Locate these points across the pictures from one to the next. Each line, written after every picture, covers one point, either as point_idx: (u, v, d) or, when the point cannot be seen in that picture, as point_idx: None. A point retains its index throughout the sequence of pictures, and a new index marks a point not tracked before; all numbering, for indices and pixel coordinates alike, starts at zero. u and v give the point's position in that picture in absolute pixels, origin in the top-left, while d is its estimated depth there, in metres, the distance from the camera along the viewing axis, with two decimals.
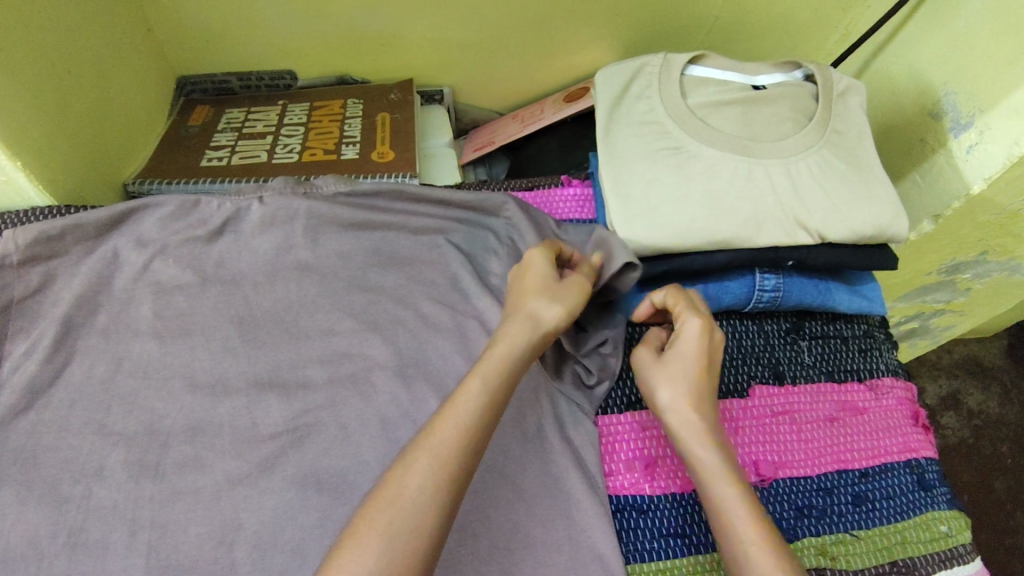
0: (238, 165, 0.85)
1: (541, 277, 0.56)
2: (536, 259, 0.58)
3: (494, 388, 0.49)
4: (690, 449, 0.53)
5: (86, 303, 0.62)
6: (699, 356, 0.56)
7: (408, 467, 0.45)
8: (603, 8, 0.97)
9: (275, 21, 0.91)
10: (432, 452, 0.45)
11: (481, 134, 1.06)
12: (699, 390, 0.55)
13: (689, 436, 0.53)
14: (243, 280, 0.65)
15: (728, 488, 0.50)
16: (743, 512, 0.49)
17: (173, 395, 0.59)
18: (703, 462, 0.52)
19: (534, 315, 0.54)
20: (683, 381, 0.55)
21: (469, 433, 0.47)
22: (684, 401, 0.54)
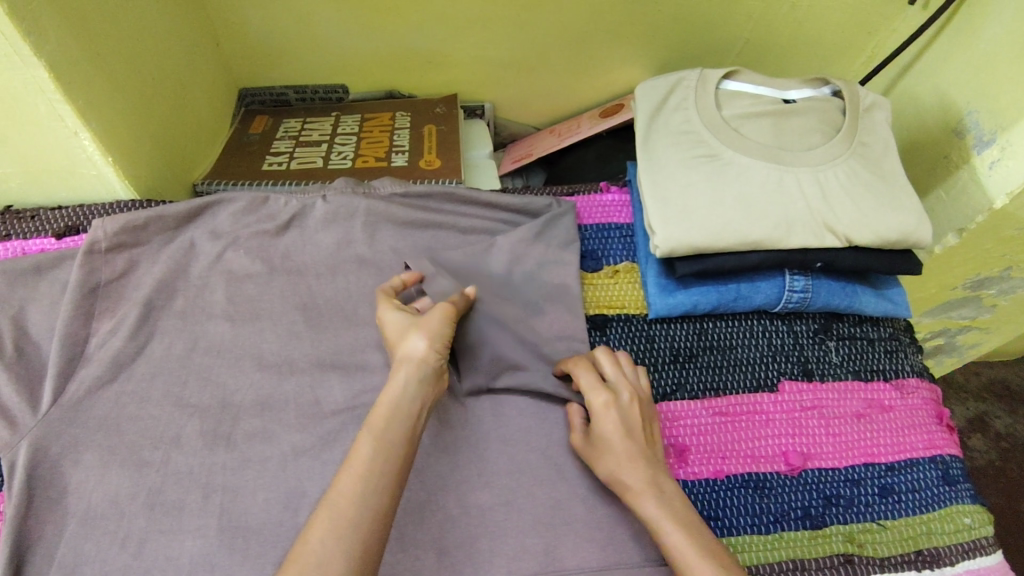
0: (297, 169, 0.91)
1: (404, 323, 0.58)
2: (391, 320, 0.59)
3: (385, 417, 0.50)
4: (634, 504, 0.54)
5: (165, 287, 0.67)
6: (616, 426, 0.58)
7: (313, 523, 0.44)
8: (638, 29, 1.03)
9: (332, 37, 0.98)
10: (333, 507, 0.45)
11: (520, 147, 1.12)
12: (626, 454, 0.56)
13: (629, 494, 0.55)
14: (307, 271, 0.70)
15: (674, 532, 0.51)
16: (689, 550, 0.49)
17: (243, 372, 0.64)
18: (648, 513, 0.53)
19: (404, 341, 0.56)
20: (610, 458, 0.57)
21: (371, 488, 0.46)
22: (614, 467, 0.56)
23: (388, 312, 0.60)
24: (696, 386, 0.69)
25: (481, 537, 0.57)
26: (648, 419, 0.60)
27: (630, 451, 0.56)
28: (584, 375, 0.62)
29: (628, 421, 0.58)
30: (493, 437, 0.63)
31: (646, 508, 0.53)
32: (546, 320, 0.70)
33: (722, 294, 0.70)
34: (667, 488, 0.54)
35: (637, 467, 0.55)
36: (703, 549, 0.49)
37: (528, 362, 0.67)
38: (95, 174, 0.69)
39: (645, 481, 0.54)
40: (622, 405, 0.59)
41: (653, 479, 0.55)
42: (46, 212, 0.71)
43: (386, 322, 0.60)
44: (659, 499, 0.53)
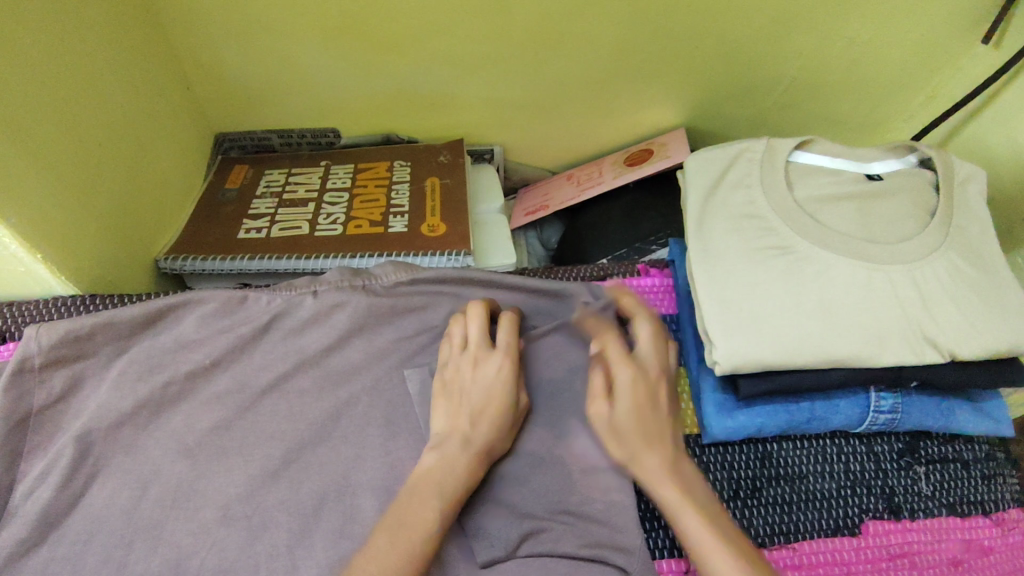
0: (277, 238, 0.78)
1: (503, 394, 0.55)
2: (483, 376, 0.55)
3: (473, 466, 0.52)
4: (650, 481, 0.52)
5: (112, 413, 0.54)
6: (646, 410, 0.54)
7: None
8: (670, 65, 0.89)
9: (321, 80, 0.85)
10: None
11: (532, 197, 0.98)
12: (647, 434, 0.53)
13: (643, 470, 0.52)
14: (287, 386, 0.58)
15: (693, 517, 0.48)
16: (708, 539, 0.47)
17: (203, 528, 0.52)
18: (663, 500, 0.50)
19: (496, 413, 0.54)
20: (633, 436, 0.53)
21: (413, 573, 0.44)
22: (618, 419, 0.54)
23: (495, 360, 0.56)
24: (761, 530, 0.57)
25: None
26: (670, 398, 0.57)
27: (661, 436, 0.53)
28: (615, 345, 0.58)
29: (654, 397, 0.55)
30: None
31: (681, 517, 0.49)
32: (576, 447, 0.58)
33: (793, 417, 0.58)
34: (688, 475, 0.52)
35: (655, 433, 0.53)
36: (720, 535, 0.47)
37: (555, 506, 0.55)
38: (24, 270, 0.57)
39: (665, 454, 0.52)
40: (648, 380, 0.55)
41: (673, 463, 0.52)
42: None
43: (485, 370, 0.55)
44: (677, 483, 0.51)
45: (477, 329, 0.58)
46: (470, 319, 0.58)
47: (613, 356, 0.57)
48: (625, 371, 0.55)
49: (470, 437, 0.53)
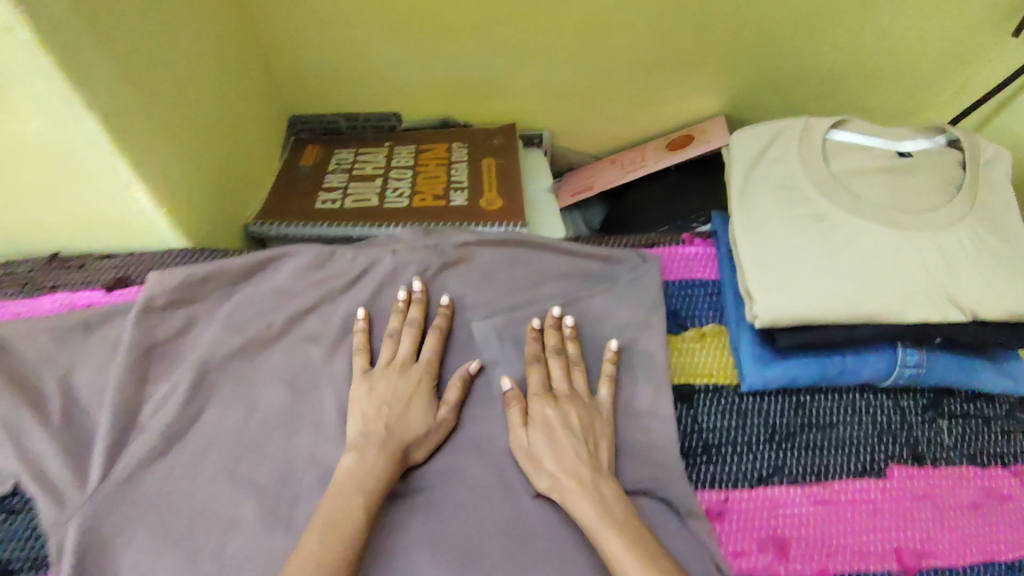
0: (351, 209, 0.86)
1: (421, 395, 0.60)
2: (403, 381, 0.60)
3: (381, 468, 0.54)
4: (571, 508, 0.53)
5: (223, 349, 0.62)
6: (567, 452, 0.56)
7: None
8: (712, 56, 0.95)
9: (389, 66, 0.93)
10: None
11: (578, 179, 1.06)
12: (557, 455, 0.56)
13: (564, 498, 0.54)
14: (370, 332, 0.66)
15: (614, 540, 0.50)
16: (625, 557, 0.49)
17: (303, 446, 0.59)
18: (586, 519, 0.52)
19: (404, 415, 0.58)
20: (542, 455, 0.56)
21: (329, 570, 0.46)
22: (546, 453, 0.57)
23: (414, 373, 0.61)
24: (795, 469, 0.63)
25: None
26: (592, 424, 0.59)
27: (576, 464, 0.55)
28: (535, 375, 0.61)
29: (568, 421, 0.58)
30: None
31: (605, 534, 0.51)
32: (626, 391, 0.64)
33: (825, 369, 0.64)
34: (607, 494, 0.54)
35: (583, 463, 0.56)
36: (634, 549, 0.49)
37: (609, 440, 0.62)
38: (146, 225, 0.65)
39: (591, 477, 0.55)
40: (562, 411, 0.59)
41: (591, 485, 0.54)
42: (96, 263, 0.67)
43: (405, 375, 0.61)
44: (594, 501, 0.53)
45: (405, 345, 0.63)
46: (395, 330, 0.64)
47: (531, 394, 0.60)
48: (539, 404, 0.59)
49: (387, 438, 0.56)
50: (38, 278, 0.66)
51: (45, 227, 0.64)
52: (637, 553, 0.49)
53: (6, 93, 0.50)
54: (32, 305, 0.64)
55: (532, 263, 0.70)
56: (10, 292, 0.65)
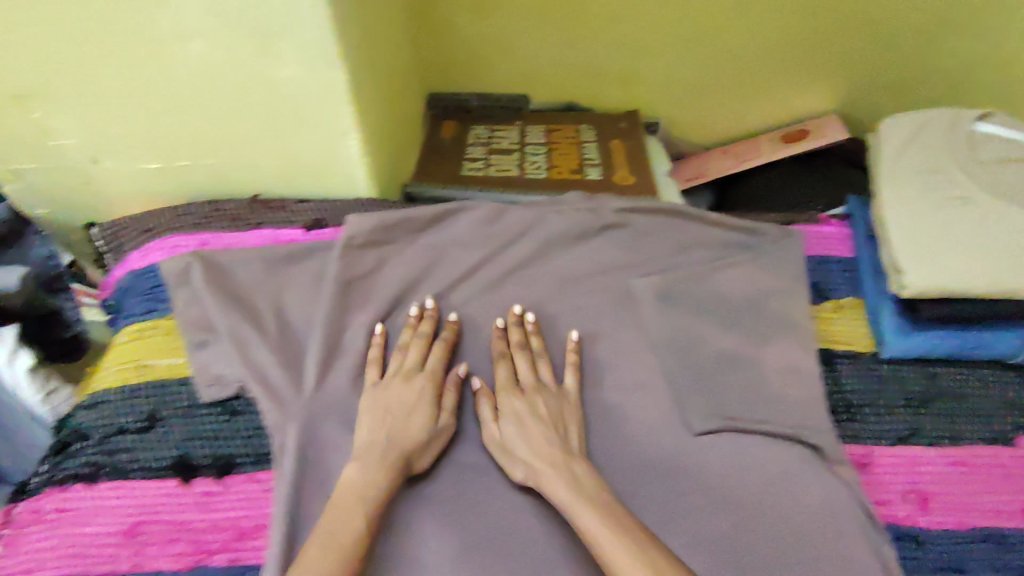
0: (495, 177, 0.93)
1: (431, 406, 0.61)
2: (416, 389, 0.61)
3: (379, 469, 0.54)
4: (547, 490, 0.55)
5: (413, 289, 0.71)
6: (534, 428, 0.59)
7: None
8: (831, 56, 1.01)
9: (529, 49, 1.00)
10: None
11: (691, 166, 1.11)
12: (534, 446, 0.57)
13: (540, 482, 0.55)
14: (538, 282, 0.72)
15: (589, 516, 0.51)
16: (603, 531, 0.49)
17: (485, 375, 0.67)
18: (562, 500, 0.53)
19: (421, 425, 0.59)
20: (516, 447, 0.58)
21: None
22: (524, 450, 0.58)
23: (421, 381, 0.62)
24: (932, 432, 0.68)
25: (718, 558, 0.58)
26: (559, 413, 0.62)
27: (543, 438, 0.58)
28: (500, 369, 0.65)
29: (536, 407, 0.61)
30: (730, 463, 0.64)
31: (580, 517, 0.51)
32: (770, 351, 0.70)
33: (963, 341, 0.70)
34: (577, 471, 0.56)
35: (551, 447, 0.57)
36: (623, 527, 0.50)
37: (759, 393, 0.68)
38: (346, 172, 0.72)
39: (577, 466, 0.56)
40: (533, 402, 0.61)
41: (562, 463, 0.56)
42: (296, 206, 0.75)
43: (406, 384, 0.62)
44: (566, 480, 0.54)
45: (413, 356, 0.64)
46: (405, 341, 0.66)
47: (498, 388, 0.63)
48: (506, 397, 0.62)
49: (386, 448, 0.56)
50: (245, 215, 0.73)
51: (257, 166, 0.73)
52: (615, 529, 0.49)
53: (279, 39, 0.57)
54: (240, 238, 0.72)
55: (684, 232, 0.75)
56: (219, 226, 0.73)
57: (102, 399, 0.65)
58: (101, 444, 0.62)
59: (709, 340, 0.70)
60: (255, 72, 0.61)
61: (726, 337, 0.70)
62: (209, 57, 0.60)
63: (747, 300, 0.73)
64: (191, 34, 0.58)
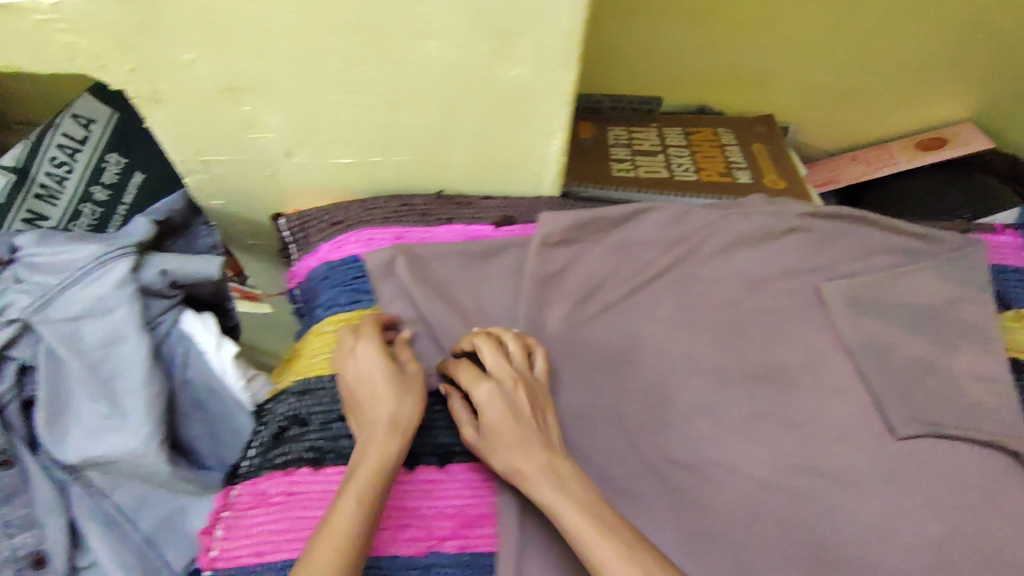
0: (647, 177, 0.94)
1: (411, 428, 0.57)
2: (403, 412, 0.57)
3: (373, 499, 0.51)
4: (530, 491, 0.54)
5: (603, 287, 0.72)
6: (495, 413, 0.57)
7: None
8: (978, 64, 1.01)
9: (676, 51, 1.01)
10: None
11: (818, 170, 1.11)
12: (510, 438, 0.56)
13: (524, 480, 0.55)
14: (724, 284, 0.73)
15: (574, 518, 0.51)
16: (589, 532, 0.50)
17: (682, 375, 0.68)
18: (545, 498, 0.53)
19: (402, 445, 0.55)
20: (499, 445, 0.56)
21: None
22: (503, 450, 0.56)
23: (371, 360, 0.60)
24: None
25: (935, 563, 0.60)
26: (539, 404, 0.59)
27: (515, 433, 0.56)
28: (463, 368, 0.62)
29: (514, 403, 0.58)
30: (932, 469, 0.64)
31: (569, 522, 0.51)
32: (958, 359, 0.70)
33: None
34: (564, 470, 0.54)
35: (503, 436, 0.56)
36: (603, 527, 0.50)
37: (952, 400, 0.68)
38: (536, 171, 0.75)
39: (520, 455, 0.55)
40: (505, 391, 0.58)
41: (546, 462, 0.55)
42: (481, 203, 0.77)
43: (400, 403, 0.57)
44: (551, 482, 0.53)
45: (361, 338, 0.62)
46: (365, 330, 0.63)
47: (472, 380, 0.60)
48: (484, 389, 0.58)
49: (380, 431, 0.55)
50: (435, 210, 0.75)
51: (449, 164, 0.74)
52: (612, 541, 0.49)
53: (519, 38, 0.59)
54: (434, 233, 0.74)
55: (864, 237, 0.76)
56: (412, 221, 0.74)
57: (319, 386, 0.67)
58: (325, 430, 0.64)
59: (899, 346, 0.71)
60: (484, 71, 0.62)
61: (915, 344, 0.71)
62: (448, 56, 0.60)
63: (933, 306, 0.73)
64: (436, 31, 0.58)
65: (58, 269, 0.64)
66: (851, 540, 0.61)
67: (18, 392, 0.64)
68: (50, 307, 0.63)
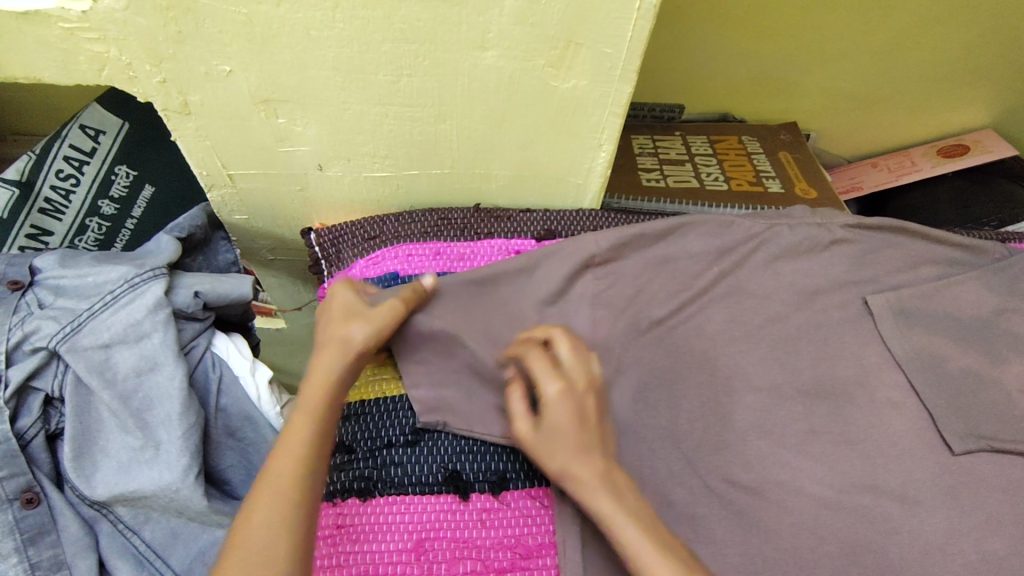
0: (677, 187, 0.92)
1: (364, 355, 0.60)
2: (360, 334, 0.60)
3: (325, 411, 0.55)
4: (587, 499, 0.54)
5: (651, 304, 0.70)
6: (569, 414, 0.57)
7: (248, 514, 0.47)
8: (999, 72, 1.02)
9: (703, 57, 0.99)
10: (270, 491, 0.48)
11: (840, 177, 1.10)
12: (580, 446, 0.56)
13: (580, 489, 0.54)
14: (772, 297, 0.72)
15: (632, 528, 0.51)
16: (646, 545, 0.50)
17: (735, 392, 0.67)
18: (602, 509, 0.53)
19: (351, 367, 0.59)
20: (562, 449, 0.56)
21: (296, 486, 0.49)
22: (564, 458, 0.55)
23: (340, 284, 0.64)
24: None
25: None
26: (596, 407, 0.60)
27: (583, 441, 0.56)
28: (539, 359, 0.60)
29: (582, 408, 0.58)
30: (994, 485, 0.63)
31: (626, 531, 0.51)
32: (1010, 371, 0.69)
33: None
34: (619, 481, 0.55)
35: (582, 450, 0.56)
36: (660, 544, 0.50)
37: (1008, 415, 0.67)
38: (578, 183, 0.74)
39: (593, 468, 0.55)
40: (574, 396, 0.58)
41: (604, 472, 0.55)
42: (521, 216, 0.76)
43: (355, 325, 0.60)
44: (613, 496, 0.53)
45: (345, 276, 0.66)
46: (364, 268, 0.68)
47: (542, 380, 0.59)
48: (553, 391, 0.58)
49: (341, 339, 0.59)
50: (473, 225, 0.75)
51: (490, 176, 0.73)
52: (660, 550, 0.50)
53: (580, 48, 0.58)
54: (473, 248, 0.74)
55: (908, 248, 0.76)
56: (451, 237, 0.74)
57: (359, 412, 0.66)
58: (371, 457, 0.63)
59: (948, 358, 0.70)
60: (538, 83, 0.61)
61: (964, 356, 0.70)
62: (502, 67, 0.60)
63: (980, 319, 0.72)
64: (490, 43, 0.57)
65: (87, 292, 0.61)
66: (916, 561, 0.58)
67: (43, 424, 0.59)
68: (78, 332, 0.59)
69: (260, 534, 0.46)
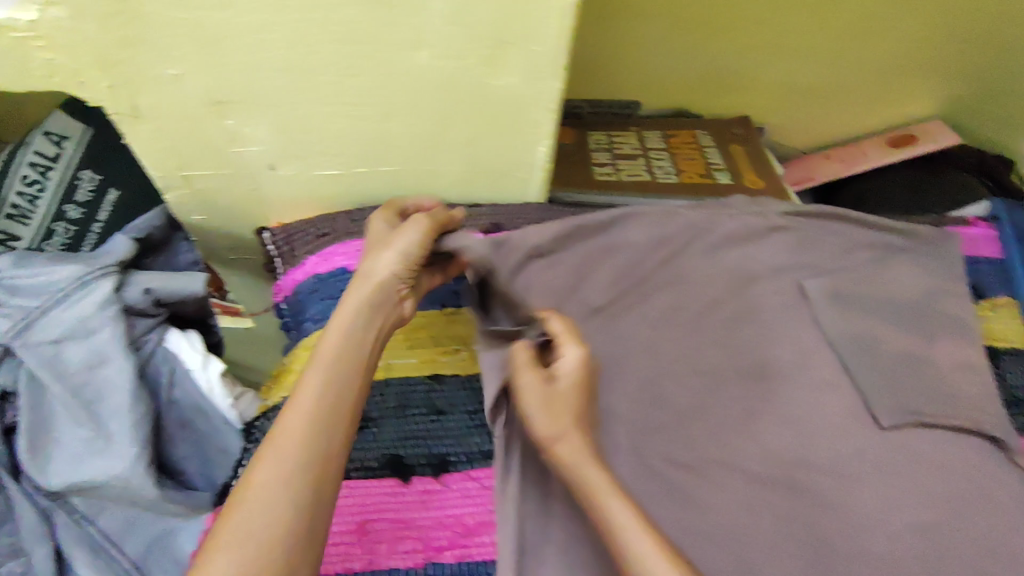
0: (628, 181, 0.95)
1: (389, 295, 0.62)
2: (381, 269, 0.62)
3: (337, 363, 0.55)
4: (570, 470, 0.53)
5: (594, 292, 0.73)
6: (542, 394, 0.57)
7: (257, 470, 0.49)
8: (941, 64, 1.05)
9: (654, 54, 1.02)
10: (277, 448, 0.50)
11: (793, 169, 1.13)
12: (562, 417, 0.56)
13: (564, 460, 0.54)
14: (712, 284, 0.74)
15: (616, 499, 0.51)
16: (619, 508, 0.50)
17: (675, 375, 0.69)
18: (588, 480, 0.52)
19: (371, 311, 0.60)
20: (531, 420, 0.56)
21: (301, 439, 0.51)
22: (543, 432, 0.55)
23: (378, 223, 0.68)
24: None
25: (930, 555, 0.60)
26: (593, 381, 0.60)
27: (563, 413, 0.56)
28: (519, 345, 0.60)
29: (554, 382, 0.58)
30: (922, 458, 0.65)
31: (606, 500, 0.51)
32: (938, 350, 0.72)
33: None
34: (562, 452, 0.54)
35: (563, 421, 0.56)
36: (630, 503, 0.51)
37: (936, 391, 0.70)
38: (522, 178, 0.77)
39: (575, 439, 0.55)
40: (531, 366, 0.58)
41: (582, 445, 0.54)
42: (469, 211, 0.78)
43: (382, 262, 0.62)
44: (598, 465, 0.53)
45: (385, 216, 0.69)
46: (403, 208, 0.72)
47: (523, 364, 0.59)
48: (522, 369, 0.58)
49: (369, 271, 0.62)
50: None
51: (436, 173, 0.75)
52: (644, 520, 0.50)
53: (511, 47, 0.61)
54: None
55: (844, 234, 0.78)
56: None
57: None
58: None
59: (883, 339, 0.72)
60: (475, 80, 0.64)
61: (897, 336, 0.73)
62: (438, 66, 0.62)
63: (913, 300, 0.75)
64: (424, 44, 0.60)
65: (37, 292, 0.64)
66: (845, 531, 0.61)
67: None
68: (30, 329, 0.63)
69: (263, 493, 0.48)
